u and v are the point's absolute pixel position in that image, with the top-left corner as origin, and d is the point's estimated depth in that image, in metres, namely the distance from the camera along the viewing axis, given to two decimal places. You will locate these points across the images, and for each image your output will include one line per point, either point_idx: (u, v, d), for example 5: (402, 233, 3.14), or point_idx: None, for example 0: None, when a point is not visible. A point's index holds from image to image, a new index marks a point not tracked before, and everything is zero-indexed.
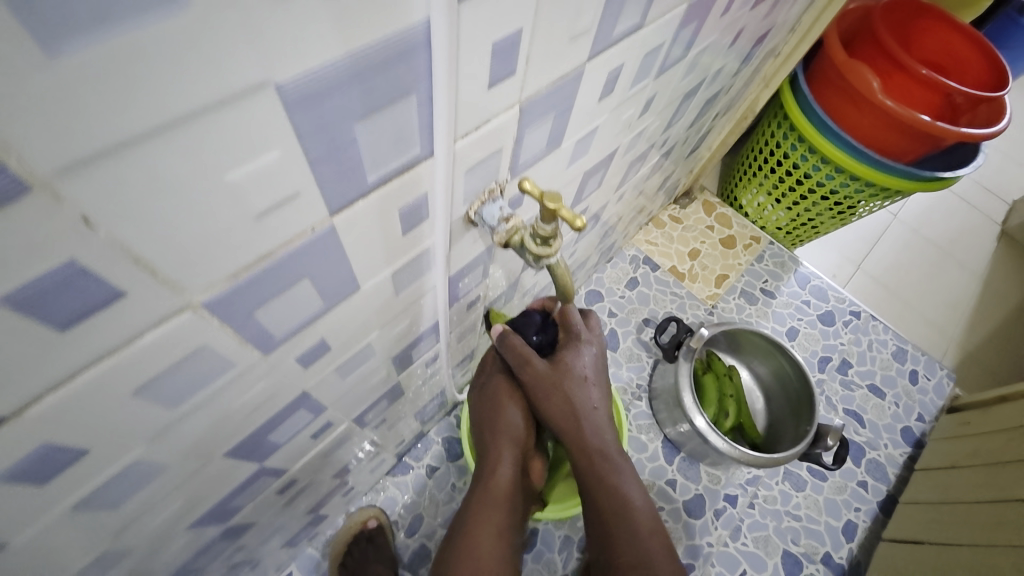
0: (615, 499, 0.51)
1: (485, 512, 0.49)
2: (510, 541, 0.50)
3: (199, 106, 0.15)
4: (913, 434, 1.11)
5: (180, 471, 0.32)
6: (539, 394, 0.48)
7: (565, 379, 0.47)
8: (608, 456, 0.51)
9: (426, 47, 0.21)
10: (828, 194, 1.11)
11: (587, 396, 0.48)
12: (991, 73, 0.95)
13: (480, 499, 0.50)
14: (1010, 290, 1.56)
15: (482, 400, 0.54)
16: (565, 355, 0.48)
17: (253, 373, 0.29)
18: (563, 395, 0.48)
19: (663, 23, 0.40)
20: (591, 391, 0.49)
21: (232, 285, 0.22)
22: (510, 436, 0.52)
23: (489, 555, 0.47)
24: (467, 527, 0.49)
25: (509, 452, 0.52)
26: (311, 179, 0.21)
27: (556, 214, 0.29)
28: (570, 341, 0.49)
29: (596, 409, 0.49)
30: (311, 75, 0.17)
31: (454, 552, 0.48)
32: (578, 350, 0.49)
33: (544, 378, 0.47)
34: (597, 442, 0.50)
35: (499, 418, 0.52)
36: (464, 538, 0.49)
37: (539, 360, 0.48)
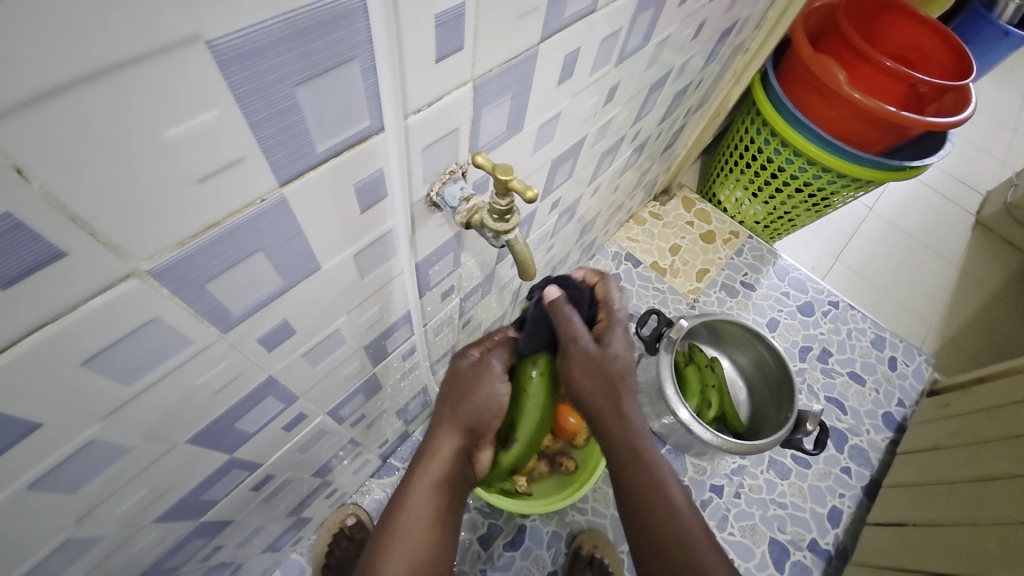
0: (654, 482, 0.50)
1: (421, 494, 0.48)
2: (444, 527, 0.48)
3: (127, 57, 0.16)
4: (894, 419, 1.13)
5: (142, 453, 0.32)
6: (582, 370, 0.49)
7: (611, 361, 0.50)
8: (642, 437, 0.52)
9: (363, 12, 0.21)
10: (802, 186, 1.13)
11: (626, 386, 0.51)
12: (957, 62, 0.97)
13: (417, 480, 0.49)
14: (985, 277, 1.60)
15: (460, 374, 0.51)
16: (610, 337, 0.51)
17: (213, 353, 0.30)
18: (607, 375, 0.49)
19: (616, 10, 0.41)
20: (628, 377, 0.51)
21: (180, 253, 0.23)
22: (473, 412, 0.50)
23: (418, 540, 0.46)
24: (397, 505, 0.48)
25: (461, 430, 0.50)
26: (254, 144, 0.21)
27: (508, 185, 0.30)
28: (614, 324, 0.51)
29: (630, 391, 0.51)
30: (243, 34, 0.18)
31: (382, 533, 0.47)
32: (616, 334, 0.51)
33: (592, 358, 0.49)
34: (634, 422, 0.52)
35: (464, 402, 0.50)
36: (392, 519, 0.47)
37: (586, 338, 0.49)
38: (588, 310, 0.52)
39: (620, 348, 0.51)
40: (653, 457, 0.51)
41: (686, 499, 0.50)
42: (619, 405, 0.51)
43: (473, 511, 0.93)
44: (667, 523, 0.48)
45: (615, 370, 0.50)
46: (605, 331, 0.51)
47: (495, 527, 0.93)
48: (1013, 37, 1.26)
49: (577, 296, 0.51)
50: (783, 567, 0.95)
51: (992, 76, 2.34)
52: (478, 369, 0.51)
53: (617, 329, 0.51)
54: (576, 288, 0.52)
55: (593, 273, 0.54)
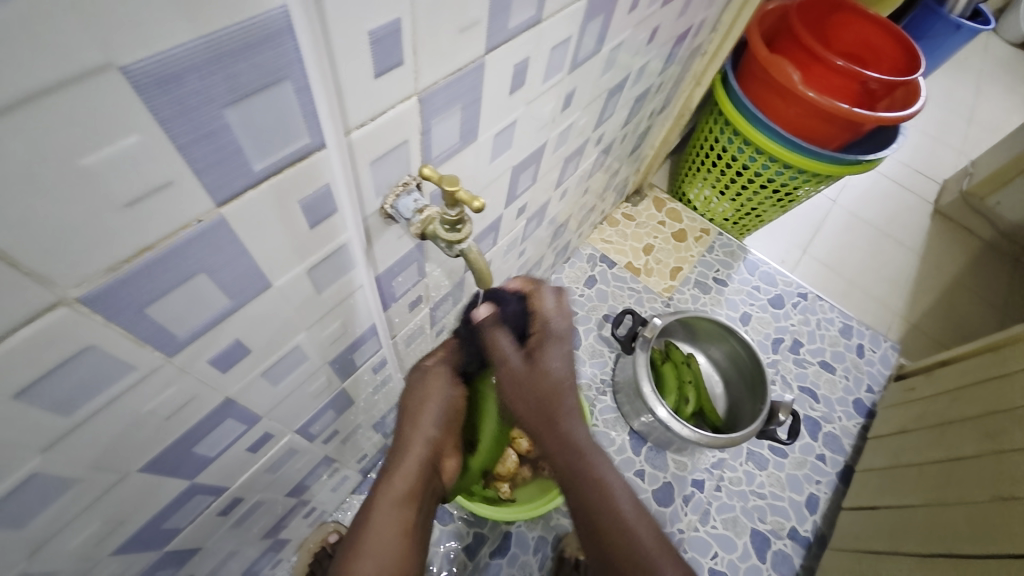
0: (599, 492, 0.49)
1: (389, 509, 0.47)
2: (414, 542, 0.48)
3: (39, 90, 0.16)
4: (864, 405, 1.16)
5: (92, 484, 0.31)
6: (511, 388, 0.46)
7: (544, 379, 0.45)
8: (584, 452, 0.49)
9: (291, 33, 0.21)
10: (766, 182, 1.16)
11: (563, 400, 0.47)
12: (905, 58, 1.01)
13: (382, 496, 0.47)
14: (946, 263, 1.66)
15: (414, 384, 0.51)
16: (542, 354, 0.46)
17: (161, 378, 0.29)
18: (540, 395, 0.46)
19: (563, 19, 0.42)
20: (567, 393, 0.47)
21: (113, 279, 0.22)
22: (435, 421, 0.50)
23: (388, 555, 0.45)
24: (366, 522, 0.46)
25: (426, 442, 0.50)
26: (183, 166, 0.21)
27: (456, 197, 0.31)
28: (547, 337, 0.47)
29: (571, 411, 0.47)
30: (161, 59, 0.18)
31: (349, 551, 0.45)
32: (554, 348, 0.47)
33: (521, 377, 0.45)
34: (574, 441, 0.48)
35: (421, 413, 0.49)
36: (361, 538, 0.45)
37: (515, 356, 0.45)
38: (522, 321, 0.47)
39: (557, 364, 0.46)
40: (599, 474, 0.49)
41: (632, 506, 0.50)
42: (555, 417, 0.47)
43: (457, 521, 0.92)
44: (611, 529, 0.49)
45: (548, 388, 0.46)
46: (538, 345, 0.46)
47: (479, 536, 0.92)
48: (964, 30, 1.32)
49: (507, 307, 0.46)
50: (765, 556, 0.97)
51: (945, 70, 2.44)
52: (424, 380, 0.50)
53: (551, 342, 0.47)
54: (505, 300, 0.46)
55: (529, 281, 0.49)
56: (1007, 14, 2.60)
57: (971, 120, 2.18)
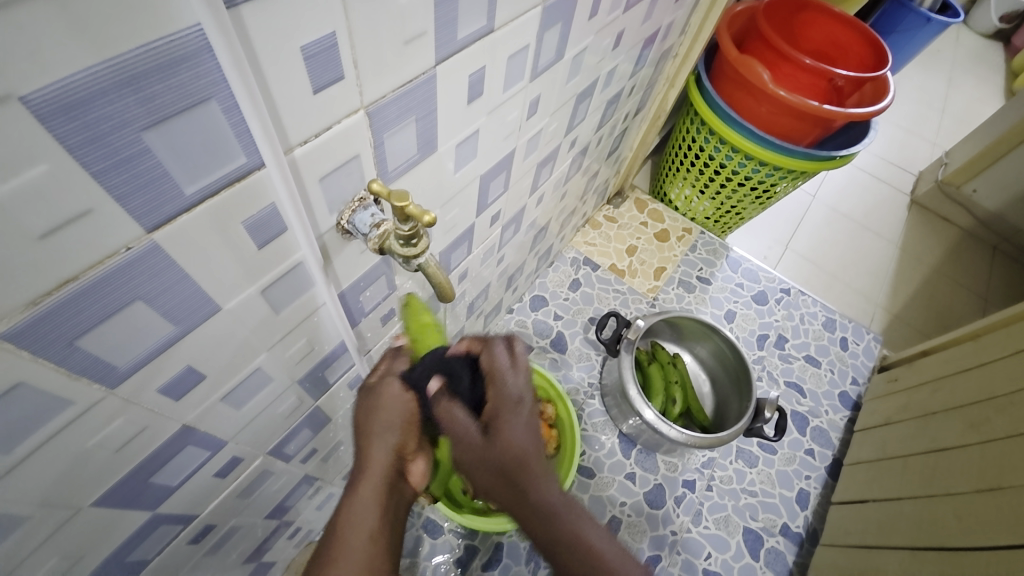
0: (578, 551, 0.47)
1: (354, 516, 0.42)
2: (385, 546, 0.43)
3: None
4: (850, 398, 1.16)
5: (40, 525, 0.30)
6: (473, 460, 0.46)
7: (504, 450, 0.44)
8: (556, 512, 0.47)
9: (212, 53, 0.21)
10: (743, 180, 1.17)
11: (528, 468, 0.45)
12: (871, 53, 1.02)
13: (347, 503, 0.43)
14: (925, 252, 1.69)
15: (364, 402, 0.47)
16: (501, 424, 0.45)
17: (105, 409, 0.28)
18: (504, 467, 0.45)
19: (519, 27, 0.41)
20: (531, 460, 0.46)
21: (36, 313, 0.21)
22: (393, 424, 0.46)
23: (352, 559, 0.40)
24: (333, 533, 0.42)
25: (392, 437, 0.45)
26: (103, 193, 0.21)
27: (405, 211, 0.31)
28: (502, 404, 0.46)
29: (540, 477, 0.46)
30: (65, 85, 0.17)
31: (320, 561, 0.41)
32: (512, 414, 0.46)
33: (481, 452, 0.44)
34: (546, 504, 0.47)
35: (380, 417, 0.46)
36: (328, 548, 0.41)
37: (473, 428, 0.44)
38: (474, 391, 0.46)
39: (516, 433, 0.45)
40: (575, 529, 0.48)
41: (613, 547, 0.49)
42: (522, 483, 0.46)
43: (448, 534, 0.91)
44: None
45: (511, 458, 0.45)
46: (496, 412, 0.45)
47: (471, 548, 0.91)
48: (935, 24, 1.32)
49: (460, 382, 0.45)
50: (758, 555, 0.97)
51: (917, 62, 2.48)
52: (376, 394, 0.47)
53: (507, 407, 0.46)
54: (456, 371, 0.45)
55: (477, 340, 0.49)
56: (977, 6, 2.65)
57: (944, 111, 2.21)
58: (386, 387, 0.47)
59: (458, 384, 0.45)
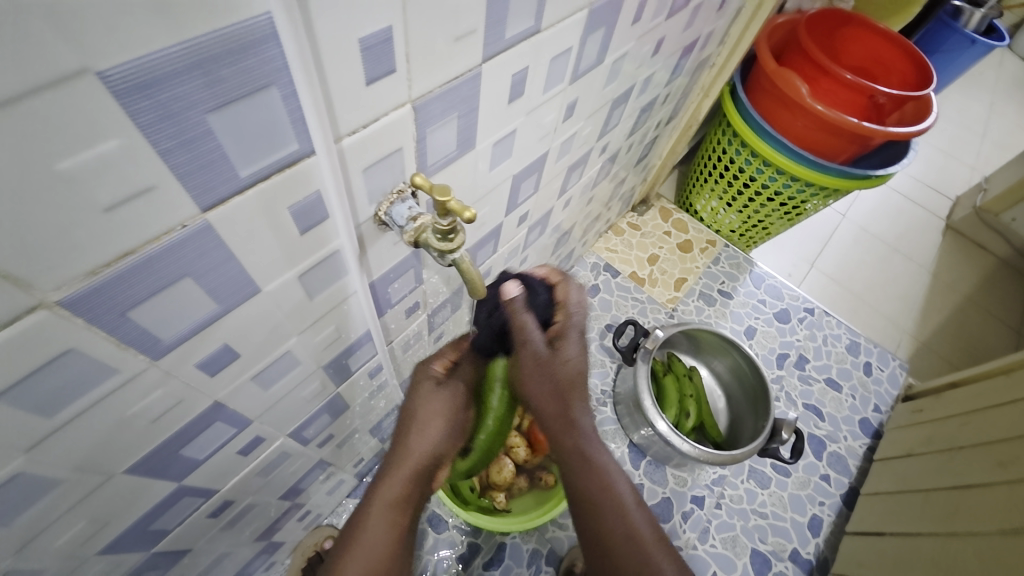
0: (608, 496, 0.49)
1: (382, 507, 0.45)
2: (403, 539, 0.46)
3: (9, 95, 0.16)
4: (870, 425, 1.13)
5: (75, 488, 0.31)
6: (532, 372, 0.46)
7: (564, 367, 0.47)
8: (592, 442, 0.50)
9: (277, 39, 0.21)
10: (773, 195, 1.15)
11: (575, 392, 0.49)
12: (915, 72, 1.00)
13: (380, 495, 0.46)
14: (957, 280, 1.64)
15: (416, 397, 0.50)
16: (564, 343, 0.48)
17: (146, 380, 0.29)
18: (558, 382, 0.47)
19: (564, 29, 0.42)
20: (580, 381, 0.49)
21: (93, 282, 0.22)
22: (440, 425, 0.49)
23: (373, 546, 0.44)
24: (359, 518, 0.45)
25: (438, 437, 0.49)
26: (165, 171, 0.21)
27: (447, 207, 0.31)
28: (569, 327, 0.48)
29: (580, 399, 0.50)
30: (140, 64, 0.18)
31: (344, 539, 0.45)
32: (571, 338, 0.49)
33: (545, 364, 0.46)
34: (584, 426, 0.50)
35: (430, 415, 0.49)
36: (356, 529, 0.45)
37: (538, 338, 0.45)
38: (546, 311, 0.48)
39: (575, 353, 0.48)
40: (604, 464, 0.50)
41: (632, 495, 0.50)
42: (569, 402, 0.49)
43: (452, 530, 0.92)
44: (613, 529, 0.49)
45: (567, 376, 0.48)
46: (559, 334, 0.48)
47: (474, 546, 0.91)
48: (980, 45, 1.29)
49: (537, 297, 0.47)
50: None
51: (959, 84, 2.41)
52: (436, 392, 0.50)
53: (572, 334, 0.49)
54: (536, 286, 0.47)
55: (556, 272, 0.51)
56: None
57: (985, 136, 2.15)
58: (436, 392, 0.50)
59: (536, 299, 0.46)
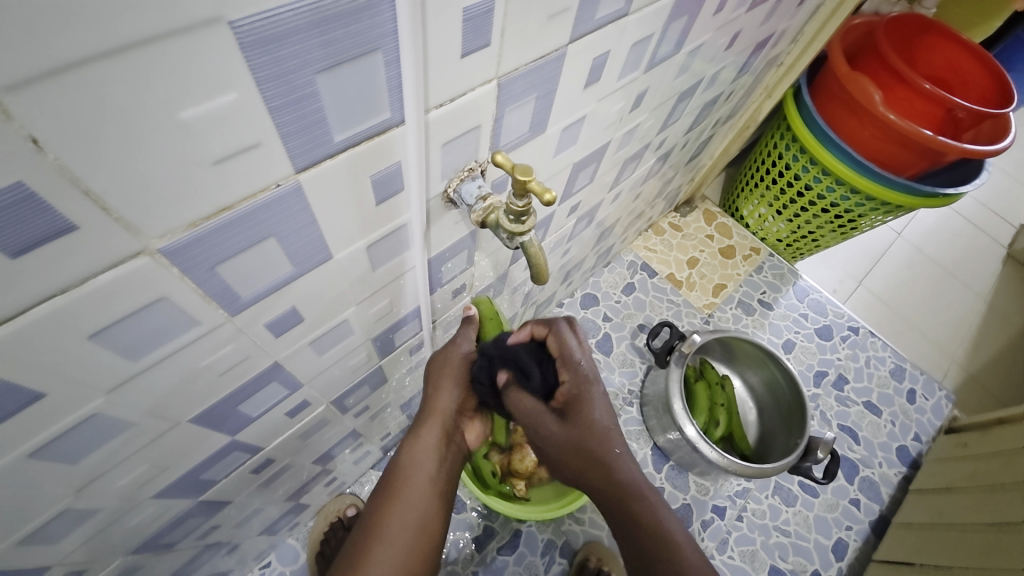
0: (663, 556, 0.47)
1: (418, 456, 0.49)
2: (439, 491, 0.49)
3: (139, 37, 0.16)
4: (908, 454, 1.08)
5: (143, 432, 0.33)
6: (553, 444, 0.50)
7: (580, 431, 0.48)
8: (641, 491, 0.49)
9: (390, 2, 0.21)
10: (828, 207, 1.10)
11: (611, 442, 0.49)
12: (998, 89, 0.93)
13: (411, 444, 0.50)
14: (1015, 312, 1.54)
15: (439, 356, 0.53)
16: (576, 407, 0.49)
17: (220, 335, 0.30)
18: (581, 445, 0.49)
19: (648, 16, 0.40)
20: (610, 436, 0.49)
21: (192, 234, 0.23)
22: (459, 380, 0.52)
23: (418, 505, 0.46)
24: (397, 468, 0.48)
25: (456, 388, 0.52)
26: (271, 129, 0.21)
27: (527, 186, 0.31)
28: (580, 384, 0.49)
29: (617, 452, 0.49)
30: (267, 17, 0.18)
31: (382, 494, 0.47)
32: (586, 395, 0.49)
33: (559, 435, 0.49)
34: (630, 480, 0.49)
35: (453, 368, 0.52)
36: (400, 481, 0.47)
37: (550, 419, 0.48)
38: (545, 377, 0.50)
39: (594, 413, 0.49)
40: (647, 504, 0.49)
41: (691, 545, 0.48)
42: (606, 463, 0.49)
43: (470, 512, 0.92)
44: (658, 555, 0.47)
45: (590, 436, 0.48)
46: (573, 398, 0.49)
47: (490, 530, 0.92)
48: None
49: (530, 377, 0.49)
50: None
51: None
52: (449, 353, 0.53)
53: (582, 393, 0.49)
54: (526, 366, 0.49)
55: (542, 324, 0.52)
56: None
57: None
58: (454, 347, 0.53)
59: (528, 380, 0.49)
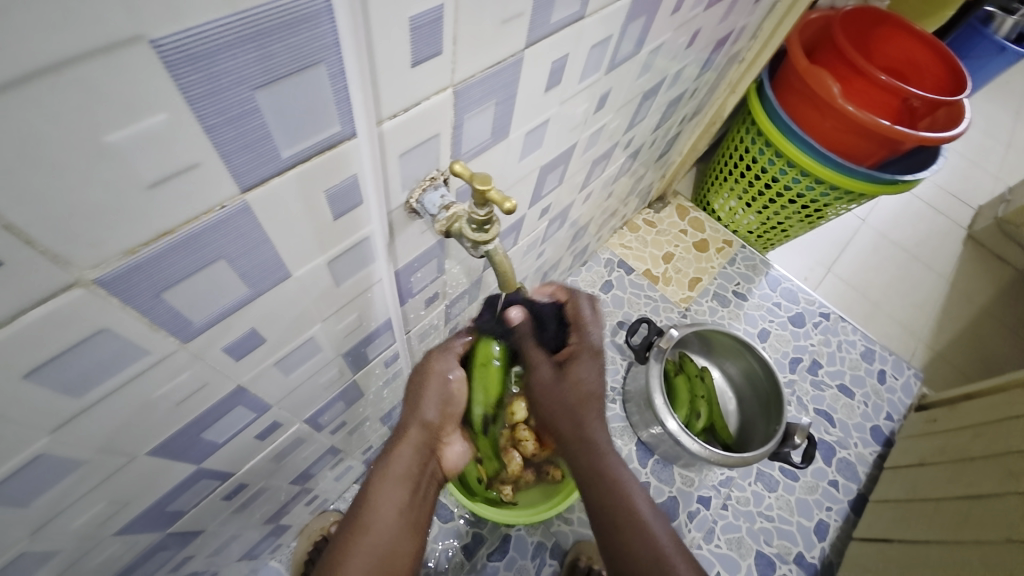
0: (627, 517, 0.50)
1: (388, 487, 0.47)
2: (413, 519, 0.48)
3: (50, 60, 0.15)
4: (882, 433, 1.12)
5: (98, 468, 0.31)
6: (545, 392, 0.52)
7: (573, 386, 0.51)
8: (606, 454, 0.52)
9: (330, 12, 0.20)
10: (795, 198, 1.12)
11: (589, 409, 0.52)
12: (950, 78, 0.96)
13: (379, 475, 0.48)
14: (975, 290, 1.61)
15: (416, 375, 0.50)
16: (575, 365, 0.51)
17: (174, 363, 0.29)
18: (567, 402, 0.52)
19: (606, 16, 0.40)
20: (592, 402, 0.52)
21: (131, 261, 0.21)
22: (437, 401, 0.49)
23: (386, 532, 0.46)
24: (365, 497, 0.47)
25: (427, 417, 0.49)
26: (210, 149, 0.20)
27: (487, 195, 0.31)
28: (585, 349, 0.52)
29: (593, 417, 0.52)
30: (193, 34, 0.17)
31: (350, 524, 0.46)
32: (586, 360, 0.52)
33: (553, 384, 0.51)
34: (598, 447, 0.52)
35: (423, 395, 0.49)
36: (370, 509, 0.46)
37: (546, 366, 0.51)
38: (556, 332, 0.51)
39: (588, 374, 0.51)
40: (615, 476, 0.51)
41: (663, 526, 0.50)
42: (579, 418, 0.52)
43: (458, 520, 0.91)
44: (632, 530, 0.49)
45: (577, 394, 0.51)
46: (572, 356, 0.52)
47: (479, 536, 0.91)
48: (1009, 54, 1.23)
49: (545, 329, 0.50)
50: None
51: (986, 90, 2.34)
52: (422, 378, 0.49)
53: (585, 354, 0.52)
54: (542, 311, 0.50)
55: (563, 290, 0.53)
56: None
57: (1011, 144, 2.08)
58: (432, 367, 0.50)
59: (544, 331, 0.50)
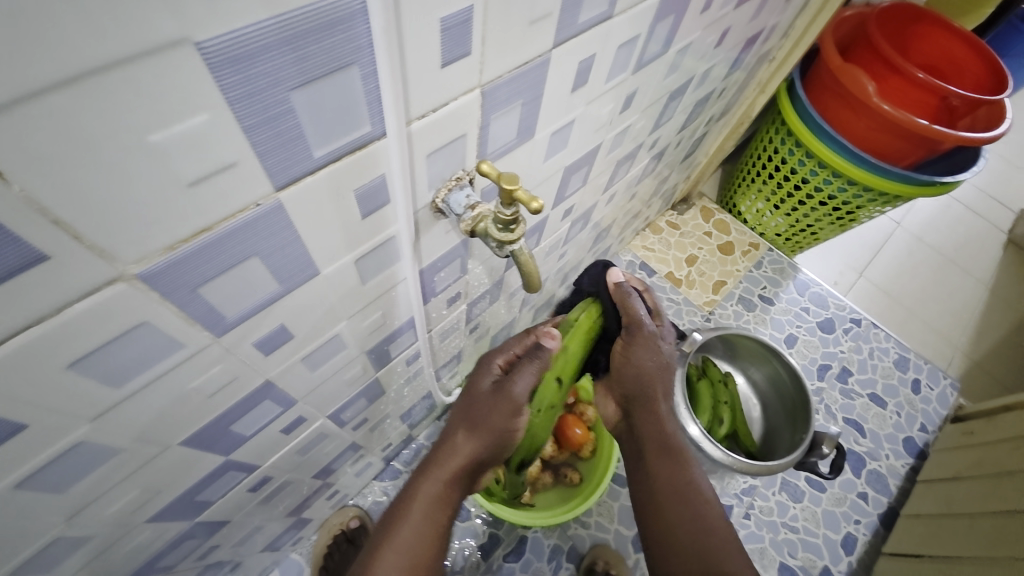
0: (681, 493, 0.51)
1: (427, 509, 0.46)
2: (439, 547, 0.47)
3: (98, 63, 0.15)
4: (915, 445, 1.08)
5: (133, 457, 0.32)
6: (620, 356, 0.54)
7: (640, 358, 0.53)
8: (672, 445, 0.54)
9: (364, 14, 0.20)
10: (825, 200, 1.09)
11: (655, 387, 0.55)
12: (991, 78, 0.92)
13: (423, 492, 0.47)
14: (1017, 298, 1.53)
15: (483, 398, 0.50)
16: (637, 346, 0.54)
17: (207, 357, 0.29)
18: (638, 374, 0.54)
19: (635, 15, 0.40)
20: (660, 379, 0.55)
21: (170, 257, 0.22)
22: (496, 431, 0.49)
23: (415, 552, 0.44)
24: (403, 512, 0.46)
25: (484, 442, 0.49)
26: (247, 148, 0.21)
27: (513, 195, 0.31)
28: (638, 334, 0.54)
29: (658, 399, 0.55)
30: (234, 37, 0.17)
31: (381, 536, 0.45)
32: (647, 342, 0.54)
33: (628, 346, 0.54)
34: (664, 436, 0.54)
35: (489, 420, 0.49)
36: (404, 524, 0.45)
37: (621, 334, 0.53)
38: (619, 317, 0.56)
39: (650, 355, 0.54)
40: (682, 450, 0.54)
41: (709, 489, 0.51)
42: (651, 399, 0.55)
43: (476, 519, 0.92)
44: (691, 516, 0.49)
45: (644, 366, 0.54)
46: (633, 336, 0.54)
47: (496, 536, 0.90)
48: None
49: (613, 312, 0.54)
50: None
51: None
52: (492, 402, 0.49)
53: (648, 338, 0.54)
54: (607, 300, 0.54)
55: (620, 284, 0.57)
56: None
57: None
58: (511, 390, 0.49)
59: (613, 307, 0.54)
